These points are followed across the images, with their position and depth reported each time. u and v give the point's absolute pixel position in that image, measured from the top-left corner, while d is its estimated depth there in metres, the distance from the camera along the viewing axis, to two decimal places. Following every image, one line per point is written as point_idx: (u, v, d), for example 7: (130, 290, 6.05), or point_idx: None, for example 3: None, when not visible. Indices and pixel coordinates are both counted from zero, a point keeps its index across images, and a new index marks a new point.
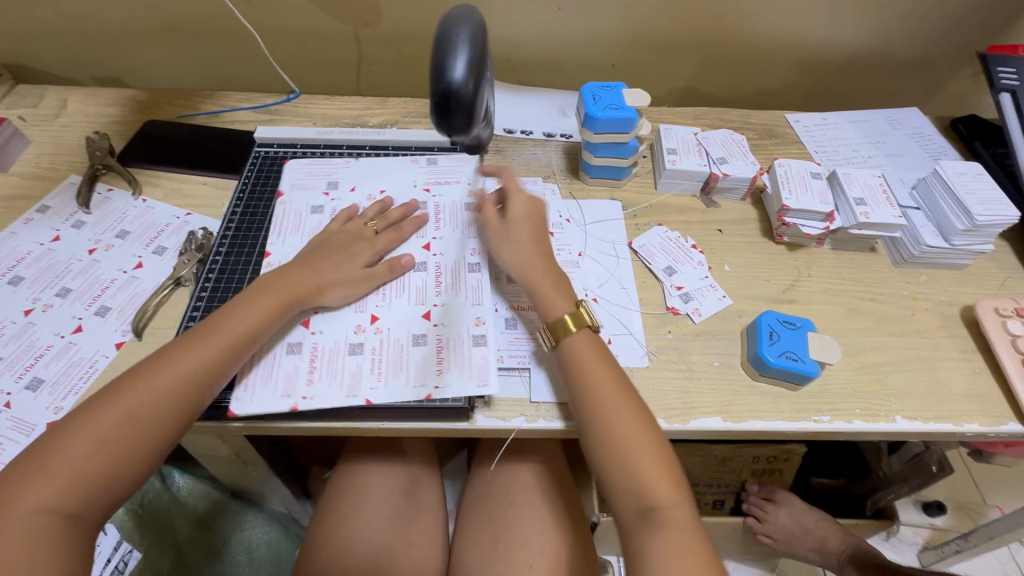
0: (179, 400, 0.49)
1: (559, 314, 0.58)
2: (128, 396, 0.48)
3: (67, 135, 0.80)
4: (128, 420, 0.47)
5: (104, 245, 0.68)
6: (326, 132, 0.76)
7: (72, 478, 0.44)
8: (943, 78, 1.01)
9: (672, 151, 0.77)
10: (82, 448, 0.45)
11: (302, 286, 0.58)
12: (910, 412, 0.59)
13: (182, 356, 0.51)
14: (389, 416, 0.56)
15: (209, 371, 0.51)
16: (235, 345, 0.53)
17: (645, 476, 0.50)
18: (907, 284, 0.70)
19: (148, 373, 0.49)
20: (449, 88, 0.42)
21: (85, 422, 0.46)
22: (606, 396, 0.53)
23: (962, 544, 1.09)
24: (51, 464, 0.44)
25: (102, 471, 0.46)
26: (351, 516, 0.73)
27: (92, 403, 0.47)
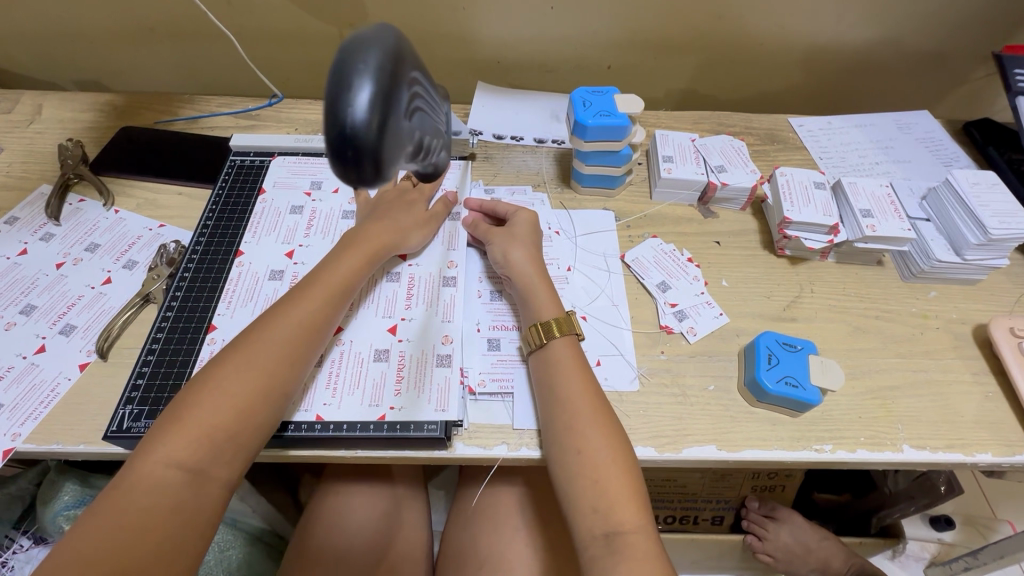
0: (257, 401, 0.46)
1: (544, 320, 0.56)
2: (202, 403, 0.45)
3: (40, 142, 0.77)
4: (209, 430, 0.44)
5: (72, 259, 0.65)
6: (305, 139, 0.73)
7: (162, 497, 0.41)
8: (955, 78, 0.97)
9: (668, 159, 0.73)
10: (166, 462, 0.42)
11: (339, 283, 0.55)
12: (919, 441, 0.56)
13: (249, 356, 0.48)
14: (356, 446, 0.53)
15: (279, 367, 0.48)
16: (299, 339, 0.50)
17: (609, 494, 0.47)
18: (916, 301, 0.66)
19: (218, 377, 0.46)
20: (345, 131, 0.32)
21: (166, 436, 0.43)
22: (575, 405, 0.51)
23: (971, 562, 1.04)
24: (138, 488, 0.41)
25: (191, 488, 0.43)
26: (331, 532, 0.70)
27: (176, 408, 0.45)
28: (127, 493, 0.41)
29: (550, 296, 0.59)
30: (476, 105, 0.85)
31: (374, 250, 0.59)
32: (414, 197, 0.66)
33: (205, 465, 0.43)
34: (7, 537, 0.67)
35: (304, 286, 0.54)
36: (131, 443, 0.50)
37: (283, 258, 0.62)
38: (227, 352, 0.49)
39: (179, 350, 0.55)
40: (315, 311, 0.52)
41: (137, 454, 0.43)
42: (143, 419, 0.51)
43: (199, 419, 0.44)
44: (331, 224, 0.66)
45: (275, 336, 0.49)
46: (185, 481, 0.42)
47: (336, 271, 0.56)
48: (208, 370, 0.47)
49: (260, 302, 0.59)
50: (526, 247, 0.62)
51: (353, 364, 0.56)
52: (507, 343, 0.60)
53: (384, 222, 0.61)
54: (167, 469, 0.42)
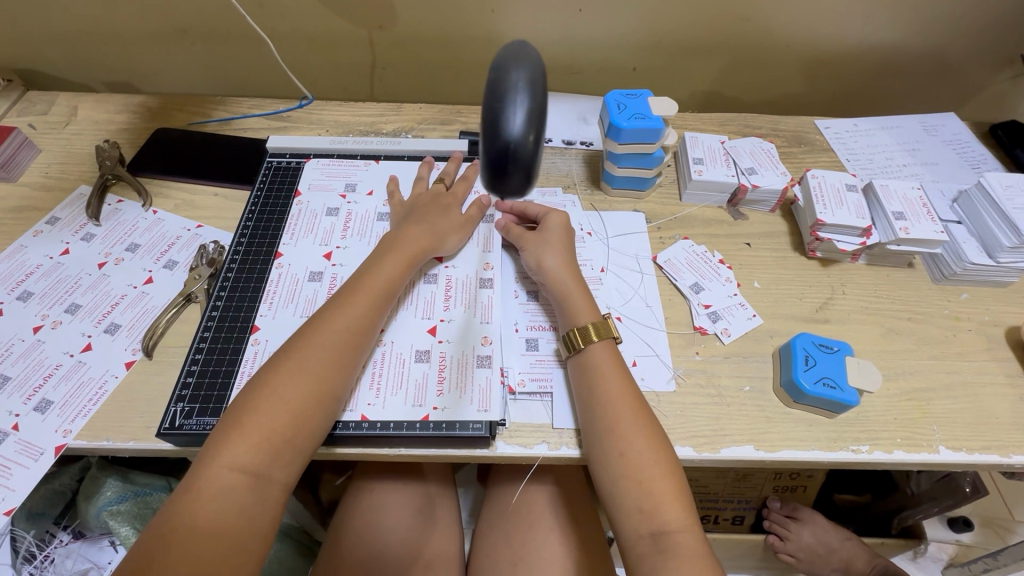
0: (311, 405, 0.48)
1: (580, 325, 0.57)
2: (260, 409, 0.46)
3: (77, 143, 0.78)
4: (269, 435, 0.45)
5: (114, 259, 0.66)
6: (339, 141, 0.74)
7: (228, 500, 0.42)
8: (979, 80, 0.97)
9: (698, 161, 0.73)
10: (230, 466, 0.43)
11: (382, 289, 0.56)
12: (955, 442, 0.56)
13: (302, 361, 0.49)
14: (400, 445, 0.54)
15: (330, 371, 0.50)
16: (348, 344, 0.52)
17: (655, 495, 0.48)
18: (948, 303, 0.66)
19: (274, 382, 0.48)
20: (504, 144, 0.31)
21: (228, 440, 0.45)
22: (616, 408, 0.51)
23: (991, 563, 1.04)
24: (204, 491, 0.42)
25: (254, 491, 0.44)
26: (365, 534, 0.71)
27: (235, 414, 0.46)
28: (195, 497, 0.42)
29: (588, 299, 0.59)
30: None
31: (413, 255, 0.60)
32: (449, 200, 0.67)
33: (266, 468, 0.45)
34: (47, 532, 0.68)
35: (349, 291, 0.55)
36: (183, 440, 0.51)
37: (322, 259, 0.63)
38: (279, 357, 0.50)
39: (225, 349, 0.56)
40: (361, 316, 0.54)
41: (201, 458, 0.44)
42: (194, 417, 0.52)
43: (259, 423, 0.45)
44: (368, 226, 0.67)
45: (325, 341, 0.51)
46: (249, 483, 0.44)
47: (379, 276, 0.57)
48: (262, 376, 0.48)
49: (303, 302, 0.60)
50: (560, 254, 0.62)
51: (395, 364, 0.56)
52: (545, 344, 0.60)
53: (421, 226, 0.62)
54: (232, 473, 0.43)
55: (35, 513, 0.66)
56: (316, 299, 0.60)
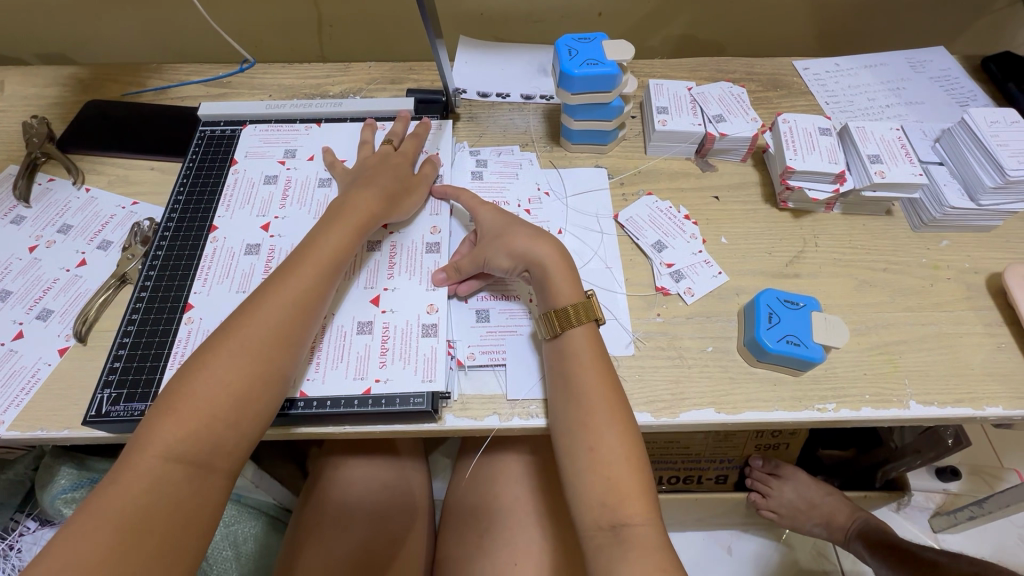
0: (253, 387, 0.44)
1: (560, 307, 0.52)
2: (196, 394, 0.42)
3: (5, 120, 0.74)
4: (208, 421, 0.42)
5: (45, 242, 0.63)
6: (276, 105, 0.69)
7: (160, 491, 0.40)
8: (972, 9, 0.90)
9: (662, 110, 0.68)
10: (164, 457, 0.40)
11: (327, 260, 0.52)
12: (926, 396, 0.54)
13: (239, 343, 0.45)
14: (344, 423, 0.52)
15: (274, 351, 0.46)
16: (292, 321, 0.48)
17: (621, 490, 0.44)
18: (926, 251, 0.63)
19: (210, 363, 0.44)
20: None
21: (161, 428, 0.41)
22: (593, 400, 0.48)
23: (976, 511, 1.03)
24: (135, 485, 0.39)
25: (193, 482, 0.41)
26: (329, 510, 0.70)
27: (168, 400, 0.42)
28: (125, 488, 0.39)
29: (572, 279, 0.54)
30: (458, 62, 0.80)
31: (362, 225, 0.55)
32: (398, 160, 0.62)
33: (206, 456, 0.42)
34: (13, 520, 0.68)
35: (293, 264, 0.51)
36: (113, 428, 0.49)
37: (258, 231, 0.60)
38: (215, 337, 0.46)
39: (155, 330, 0.53)
40: (305, 292, 0.49)
41: (131, 447, 0.41)
42: (122, 402, 0.49)
43: (193, 409, 0.42)
44: (308, 194, 0.62)
45: (266, 318, 0.47)
46: (186, 473, 0.41)
47: (325, 248, 0.52)
48: (198, 357, 0.45)
49: (236, 273, 0.57)
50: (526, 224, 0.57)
51: (337, 341, 0.53)
52: (497, 315, 0.57)
53: (369, 192, 0.57)
54: (165, 463, 0.40)
55: None
56: (252, 274, 0.56)
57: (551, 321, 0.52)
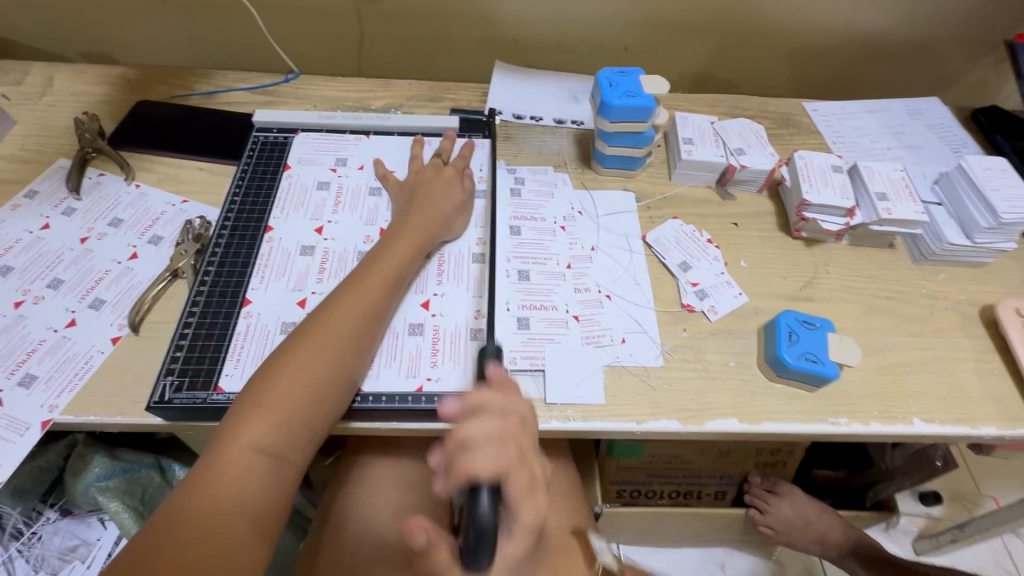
0: (329, 388, 0.48)
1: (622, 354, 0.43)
2: (280, 392, 0.46)
3: (54, 115, 0.76)
4: (289, 417, 0.45)
5: (96, 234, 0.65)
6: (327, 116, 0.72)
7: (247, 480, 0.42)
8: (962, 65, 0.98)
9: (687, 141, 0.74)
10: (252, 448, 0.43)
11: (392, 273, 0.55)
12: (928, 415, 0.58)
13: (318, 344, 0.49)
14: (392, 420, 0.54)
15: (348, 355, 0.49)
16: (362, 328, 0.51)
17: None
18: (926, 282, 0.68)
19: (292, 363, 0.47)
20: None
21: (248, 421, 0.44)
22: None
23: (958, 534, 1.09)
24: (226, 473, 0.42)
25: (273, 472, 0.44)
26: (354, 508, 0.72)
27: (254, 395, 0.45)
28: (217, 475, 0.41)
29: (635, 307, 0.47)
30: (494, 84, 0.84)
31: (422, 242, 0.59)
32: (450, 176, 0.66)
33: (286, 450, 0.45)
34: (34, 510, 0.68)
35: (362, 274, 0.54)
36: (172, 415, 0.51)
37: (312, 233, 0.63)
38: (292, 339, 0.49)
39: (214, 324, 0.55)
40: (373, 301, 0.53)
41: (218, 440, 0.43)
42: (184, 390, 0.51)
43: (279, 405, 0.45)
44: (359, 201, 0.66)
45: (341, 323, 0.50)
46: (269, 464, 0.44)
47: (389, 262, 0.56)
48: (279, 357, 0.48)
49: (291, 273, 0.59)
50: None
51: (390, 341, 0.56)
52: (537, 322, 0.60)
53: (428, 212, 0.61)
54: (253, 454, 0.43)
55: (21, 490, 0.65)
56: (307, 274, 0.59)
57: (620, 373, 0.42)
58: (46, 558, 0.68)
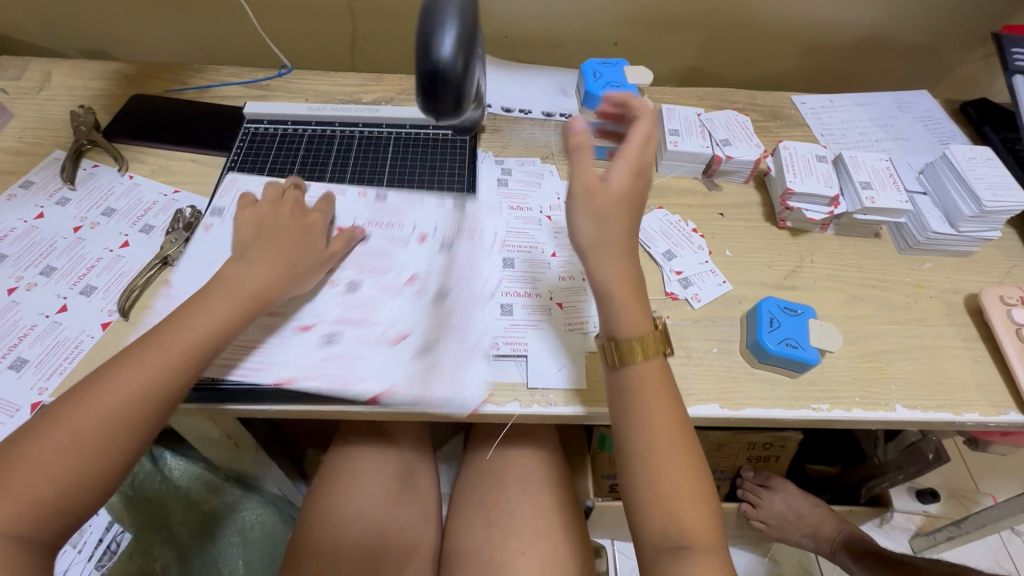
0: (183, 379, 0.48)
1: (624, 336, 0.48)
2: (118, 388, 0.45)
3: (51, 108, 0.77)
4: (133, 412, 0.45)
5: (90, 223, 0.66)
6: (317, 108, 0.74)
7: (35, 505, 0.41)
8: (953, 59, 0.99)
9: (674, 132, 0.74)
10: (35, 473, 0.41)
11: (293, 262, 0.56)
12: (910, 401, 0.58)
13: (159, 359, 0.47)
14: (376, 403, 0.55)
15: (212, 345, 0.50)
16: (219, 342, 0.50)
17: (685, 521, 0.44)
18: (911, 272, 0.68)
19: (143, 357, 0.47)
20: (435, 65, 0.38)
21: (71, 418, 0.43)
22: (659, 429, 0.46)
23: (955, 531, 1.08)
24: (7, 496, 0.40)
25: (69, 495, 0.42)
26: (342, 494, 0.73)
27: (47, 422, 0.43)
28: (2, 499, 0.40)
29: (641, 305, 0.48)
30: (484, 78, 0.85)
31: (291, 263, 0.56)
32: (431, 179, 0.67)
33: (86, 473, 0.43)
34: None
35: (214, 290, 0.52)
36: None
37: None
38: (160, 330, 0.49)
39: None
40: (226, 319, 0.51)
41: (12, 438, 0.43)
42: None
43: (72, 429, 0.43)
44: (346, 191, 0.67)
45: (194, 335, 0.49)
46: (61, 489, 0.42)
47: (248, 280, 0.54)
48: (89, 384, 0.45)
49: None
50: (619, 192, 0.48)
51: (377, 332, 0.57)
52: (520, 309, 0.61)
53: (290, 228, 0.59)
54: (37, 478, 0.41)
55: None
56: None
57: (615, 351, 0.48)
58: None
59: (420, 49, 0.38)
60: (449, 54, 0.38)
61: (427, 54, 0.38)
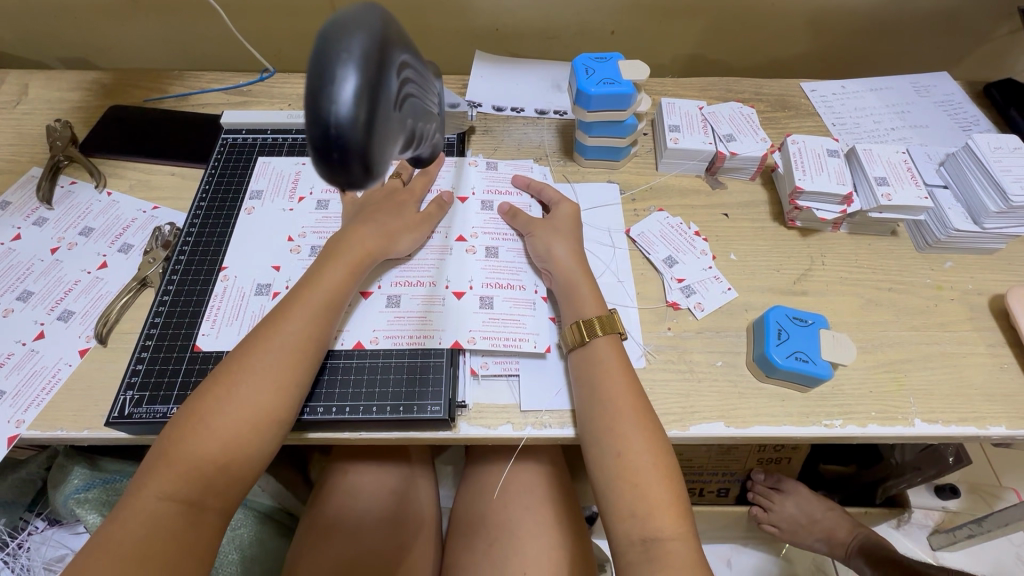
0: (321, 339, 0.50)
1: (586, 317, 0.54)
2: (270, 350, 0.47)
3: (28, 123, 0.75)
4: (282, 373, 0.47)
5: (67, 243, 0.64)
6: (297, 115, 0.71)
7: (154, 529, 0.40)
8: (975, 35, 0.92)
9: (674, 128, 0.70)
10: (158, 496, 0.41)
11: (362, 254, 0.55)
12: (930, 414, 0.55)
13: (254, 372, 0.46)
14: (361, 428, 0.52)
15: (338, 303, 0.52)
16: (307, 351, 0.49)
17: (649, 500, 0.45)
18: (930, 272, 0.64)
19: (285, 318, 0.49)
20: (328, 129, 0.31)
21: (231, 380, 0.45)
22: (618, 407, 0.49)
23: (975, 529, 1.03)
24: (134, 519, 0.40)
25: (187, 518, 0.41)
26: (335, 516, 0.68)
27: (162, 447, 0.43)
28: (125, 524, 0.40)
29: (595, 292, 0.56)
30: (474, 76, 0.81)
31: (359, 261, 0.55)
32: (405, 198, 0.62)
33: (200, 495, 0.42)
34: (21, 520, 0.68)
35: (293, 299, 0.51)
36: (135, 428, 0.51)
37: (282, 239, 0.61)
38: (295, 293, 0.52)
39: (178, 334, 0.55)
40: (310, 322, 0.50)
41: (187, 404, 0.45)
42: (145, 405, 0.51)
43: (186, 452, 0.43)
44: (327, 203, 0.64)
45: (283, 343, 0.48)
46: (180, 510, 0.41)
47: (323, 284, 0.52)
48: (194, 402, 0.45)
49: (257, 281, 0.58)
50: (569, 241, 0.59)
51: (350, 328, 0.56)
52: (500, 302, 0.58)
53: (368, 227, 0.57)
54: (161, 500, 0.41)
55: (5, 501, 0.67)
56: (272, 282, 0.58)
57: (576, 330, 0.53)
58: (31, 569, 0.66)
59: (311, 106, 0.31)
60: (342, 112, 0.30)
61: (321, 108, 0.31)
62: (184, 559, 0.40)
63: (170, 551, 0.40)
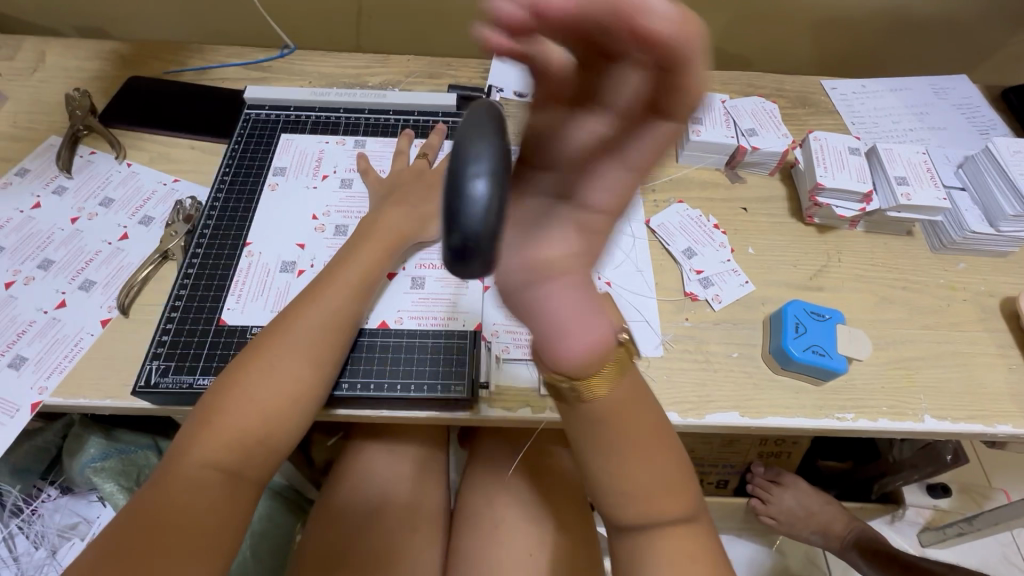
0: (356, 317, 0.51)
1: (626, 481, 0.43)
2: (306, 327, 0.48)
3: (45, 91, 0.74)
4: (319, 349, 0.48)
5: (87, 214, 0.64)
6: (321, 93, 0.70)
7: (198, 495, 0.41)
8: (992, 40, 0.93)
9: (696, 120, 0.70)
10: (201, 463, 0.42)
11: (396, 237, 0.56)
12: (940, 411, 0.56)
13: (290, 352, 0.47)
14: (383, 406, 0.53)
15: (372, 282, 0.53)
16: (338, 333, 0.50)
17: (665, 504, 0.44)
18: (944, 273, 0.65)
19: (321, 295, 0.50)
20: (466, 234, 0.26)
21: (270, 357, 0.46)
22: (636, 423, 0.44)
23: (965, 527, 1.05)
24: (178, 486, 0.40)
25: (227, 487, 0.42)
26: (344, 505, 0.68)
27: (203, 418, 0.44)
28: (168, 488, 0.40)
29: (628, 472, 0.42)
30: (496, 60, 0.81)
31: (395, 244, 0.56)
32: (433, 178, 0.62)
33: (241, 465, 0.43)
34: (34, 488, 0.68)
35: (325, 281, 0.51)
36: (160, 399, 0.51)
37: (307, 217, 0.62)
38: (329, 271, 0.53)
39: (203, 306, 0.56)
40: (343, 305, 0.50)
41: (225, 374, 0.46)
42: (170, 375, 0.52)
43: (228, 423, 0.43)
44: (351, 182, 0.64)
45: (319, 323, 0.49)
46: (222, 479, 0.42)
47: (357, 265, 0.53)
48: (232, 375, 0.46)
49: (281, 260, 0.59)
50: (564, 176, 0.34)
51: (376, 307, 0.56)
52: None
53: (402, 211, 0.58)
54: (203, 468, 0.42)
55: (19, 469, 0.65)
56: (296, 261, 0.58)
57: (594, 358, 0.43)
58: (46, 535, 0.68)
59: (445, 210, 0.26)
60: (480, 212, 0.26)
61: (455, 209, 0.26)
62: (226, 527, 0.41)
63: (211, 520, 0.40)
